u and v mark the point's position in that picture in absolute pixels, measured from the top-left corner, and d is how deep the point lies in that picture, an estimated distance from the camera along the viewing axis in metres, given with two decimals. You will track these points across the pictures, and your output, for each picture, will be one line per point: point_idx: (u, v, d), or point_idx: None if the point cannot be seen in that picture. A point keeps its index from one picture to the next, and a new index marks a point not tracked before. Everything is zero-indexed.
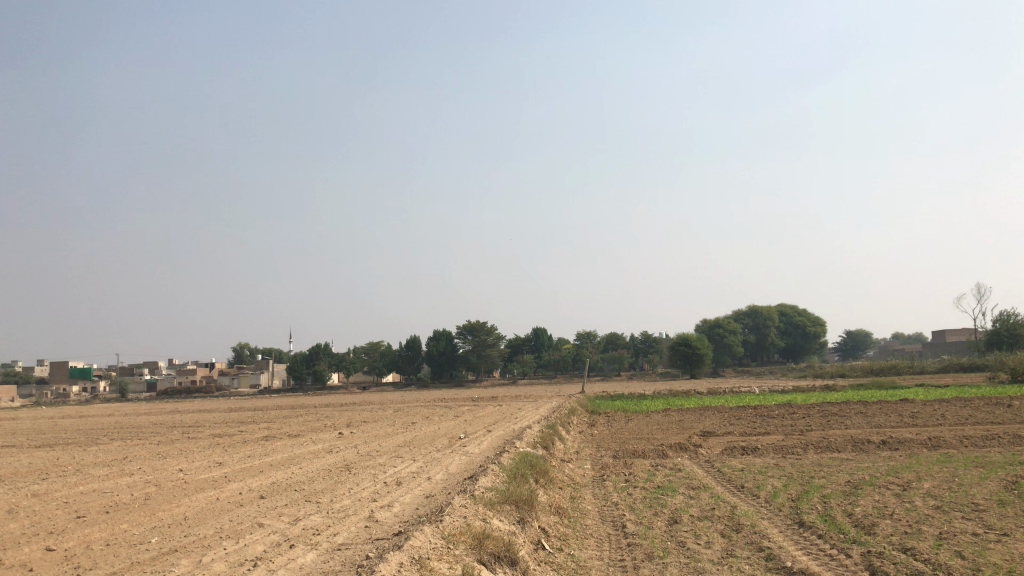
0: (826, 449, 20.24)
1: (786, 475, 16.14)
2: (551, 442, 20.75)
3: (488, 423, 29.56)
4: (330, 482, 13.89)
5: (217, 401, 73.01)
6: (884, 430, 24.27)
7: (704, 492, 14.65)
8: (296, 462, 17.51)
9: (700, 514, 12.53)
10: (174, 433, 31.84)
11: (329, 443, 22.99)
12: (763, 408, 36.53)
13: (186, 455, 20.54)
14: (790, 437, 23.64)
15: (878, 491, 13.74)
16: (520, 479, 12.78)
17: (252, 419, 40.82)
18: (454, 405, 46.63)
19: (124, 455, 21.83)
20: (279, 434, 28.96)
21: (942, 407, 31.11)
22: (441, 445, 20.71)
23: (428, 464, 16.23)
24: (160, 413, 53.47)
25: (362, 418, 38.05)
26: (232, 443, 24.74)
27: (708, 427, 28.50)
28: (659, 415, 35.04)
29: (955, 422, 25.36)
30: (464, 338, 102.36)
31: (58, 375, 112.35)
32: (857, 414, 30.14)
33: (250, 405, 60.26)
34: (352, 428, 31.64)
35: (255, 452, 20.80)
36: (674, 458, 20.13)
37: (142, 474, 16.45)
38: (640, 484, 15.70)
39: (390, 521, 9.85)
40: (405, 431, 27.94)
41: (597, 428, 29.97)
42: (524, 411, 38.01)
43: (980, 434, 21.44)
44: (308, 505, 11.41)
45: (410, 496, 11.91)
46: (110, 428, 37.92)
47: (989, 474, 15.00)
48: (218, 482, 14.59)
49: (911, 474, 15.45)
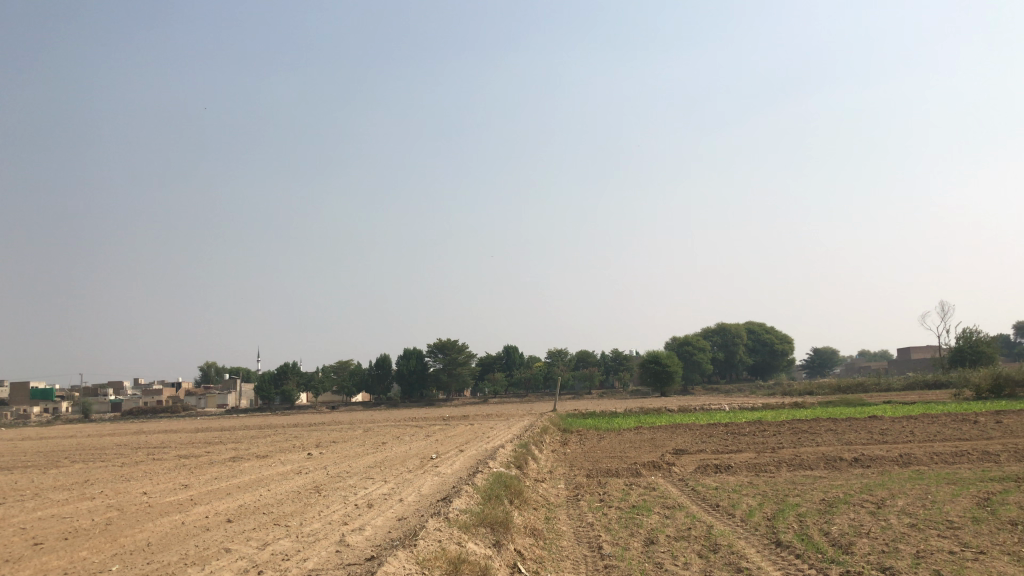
0: (798, 467, 20.26)
1: (760, 493, 16.05)
2: (524, 461, 20.58)
3: (459, 442, 29.33)
4: (300, 505, 13.58)
5: (183, 422, 71.78)
6: (854, 447, 24.33)
7: (680, 511, 14.53)
8: (264, 484, 17.14)
9: (675, 534, 12.39)
10: (140, 454, 31.22)
11: (297, 464, 22.61)
12: (733, 425, 36.61)
13: (151, 478, 20.04)
14: (763, 454, 23.68)
15: (853, 509, 13.69)
16: (494, 500, 12.57)
17: (219, 440, 40.15)
18: (425, 425, 46.24)
19: (86, 478, 21.23)
20: (247, 454, 28.50)
21: (910, 424, 31.41)
22: (413, 465, 20.43)
23: (399, 485, 15.96)
24: (124, 434, 52.43)
25: (331, 439, 37.58)
26: (199, 465, 24.22)
27: (680, 445, 28.50)
28: (630, 434, 34.99)
29: (923, 439, 25.57)
30: (435, 356, 101.90)
31: (19, 397, 109.79)
32: (826, 431, 30.38)
33: (217, 426, 59.34)
34: (321, 447, 31.23)
35: (222, 474, 20.38)
36: (647, 477, 20.01)
37: (105, 498, 16.00)
38: (615, 504, 15.56)
39: (362, 545, 9.60)
40: (376, 451, 27.63)
41: (569, 447, 29.81)
42: (495, 430, 37.75)
43: (950, 451, 21.53)
44: (277, 529, 11.13)
45: (382, 518, 11.65)
46: (72, 449, 37.11)
47: (961, 491, 15.03)
48: (184, 505, 14.21)
49: (884, 492, 15.46)
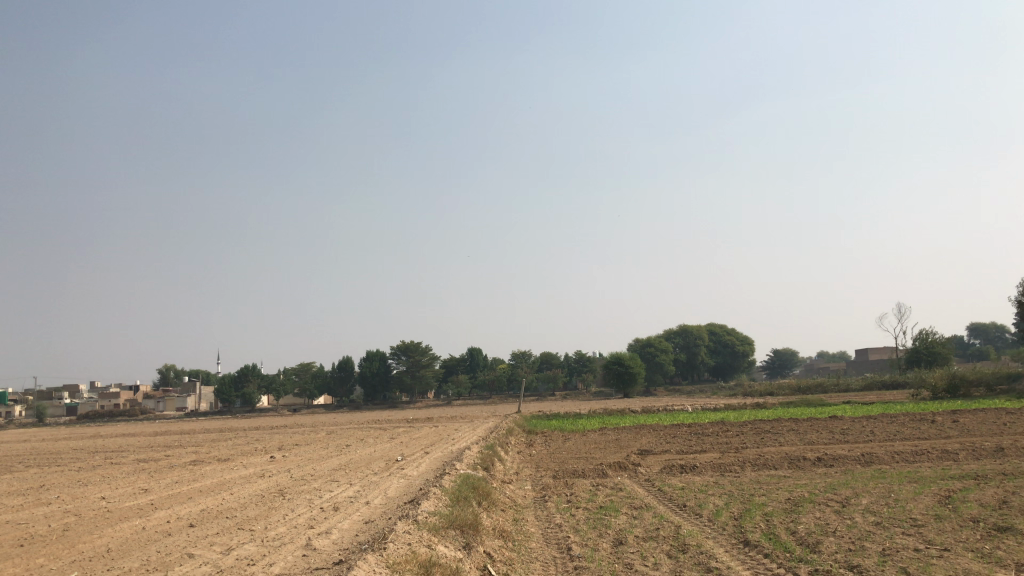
0: (763, 467, 20.42)
1: (726, 493, 16.14)
2: (490, 462, 20.52)
3: (424, 445, 29.16)
4: (263, 509, 13.35)
5: (140, 426, 70.47)
6: (816, 446, 24.66)
7: (647, 512, 14.52)
8: (227, 488, 16.85)
9: (644, 535, 12.37)
10: (96, 459, 30.52)
11: (259, 468, 22.26)
12: (696, 426, 36.88)
13: (108, 482, 19.61)
14: (728, 454, 23.87)
15: (819, 508, 13.81)
16: (462, 502, 12.47)
17: (178, 443, 39.40)
18: (389, 427, 45.91)
19: (40, 483, 20.69)
20: (207, 458, 27.98)
21: (870, 423, 31.84)
22: (378, 467, 20.24)
23: (365, 488, 15.78)
24: (80, 438, 51.30)
25: (294, 442, 37.12)
26: (158, 469, 23.73)
27: (645, 445, 28.55)
28: (595, 435, 35.07)
29: (883, 438, 25.89)
30: (398, 358, 101.10)
31: None
32: (788, 431, 30.65)
33: (176, 430, 58.39)
34: (284, 451, 30.87)
35: (183, 478, 19.97)
36: (614, 478, 20.00)
37: (62, 503, 15.59)
38: (582, 505, 15.55)
39: (329, 549, 9.42)
40: (340, 454, 27.30)
41: (535, 448, 29.81)
42: (460, 432, 37.65)
43: (910, 449, 21.89)
44: (241, 533, 10.91)
45: (349, 522, 11.48)
46: (25, 454, 36.27)
47: (923, 490, 15.22)
48: (144, 509, 13.89)
49: (849, 491, 15.61)
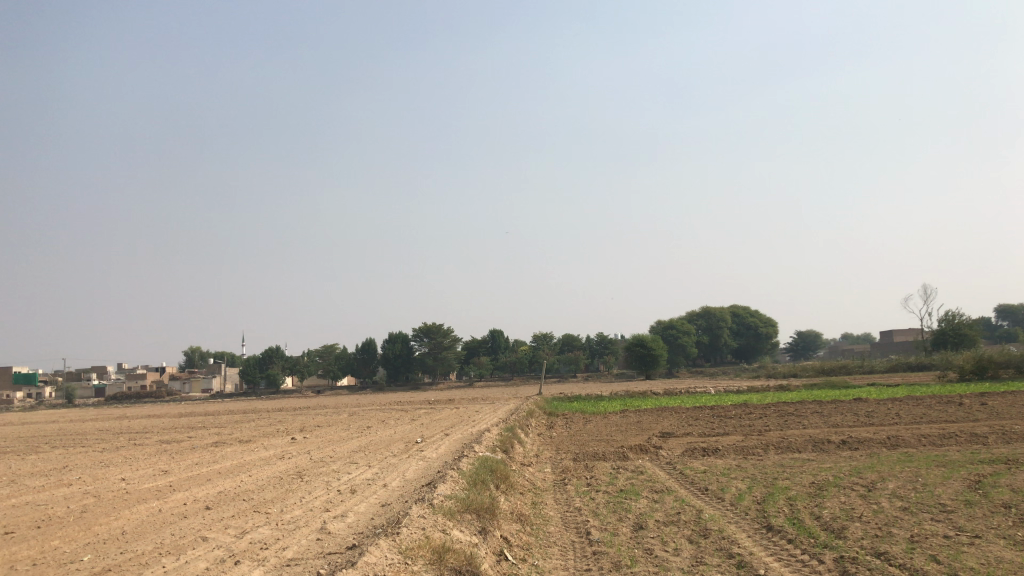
0: (786, 450, 20.13)
1: (750, 477, 15.89)
2: (510, 444, 20.38)
3: (445, 426, 29.06)
4: (281, 491, 13.30)
5: (164, 407, 71.12)
6: (841, 429, 24.35)
7: (668, 496, 14.30)
8: (246, 470, 16.87)
9: (665, 518, 12.17)
10: (119, 440, 30.78)
11: (279, 449, 22.29)
12: (718, 408, 36.58)
13: (130, 463, 19.70)
14: (749, 437, 23.58)
15: (843, 492, 13.53)
16: (480, 486, 12.29)
17: (202, 425, 39.69)
18: (411, 408, 46.03)
19: (63, 464, 20.85)
20: (229, 440, 28.12)
21: (895, 406, 31.37)
22: (397, 449, 20.19)
23: (383, 470, 15.70)
24: (107, 419, 51.89)
25: (315, 423, 37.25)
26: (180, 450, 23.83)
27: (666, 428, 28.25)
28: (618, 417, 34.89)
29: (909, 421, 25.42)
30: (420, 340, 101.38)
31: None
32: (812, 413, 30.28)
33: (200, 410, 58.93)
34: (306, 432, 30.92)
35: (203, 459, 20.01)
36: (635, 461, 19.76)
37: (81, 484, 15.66)
38: (603, 488, 15.34)
39: (344, 533, 9.28)
40: (361, 436, 27.29)
41: (555, 430, 29.62)
42: (481, 413, 37.57)
43: (938, 433, 21.44)
44: (256, 517, 10.79)
45: (366, 505, 11.36)
46: (51, 434, 36.69)
47: (952, 474, 14.89)
48: (162, 491, 13.88)
49: (875, 475, 15.33)
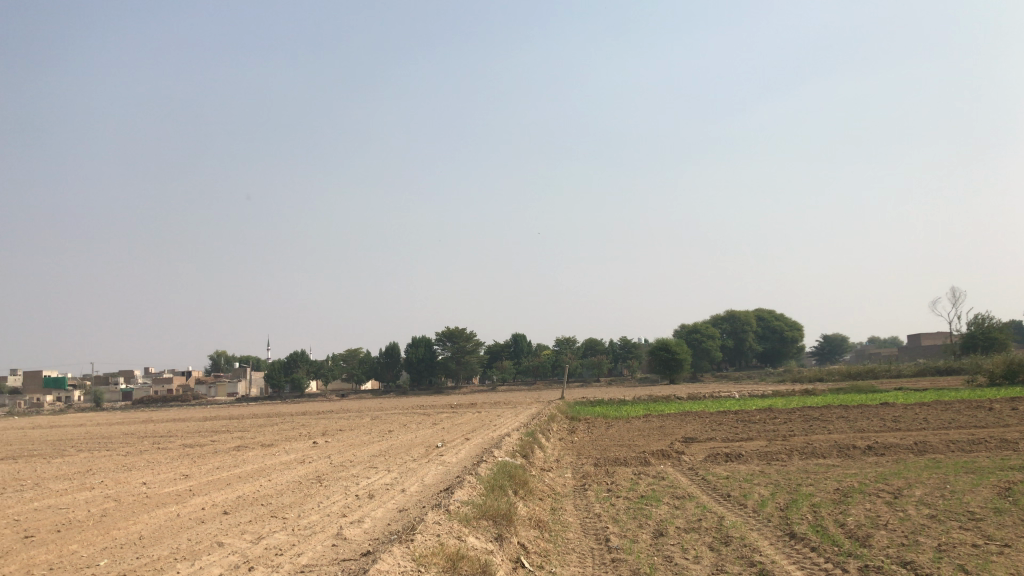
0: (811, 455, 19.84)
1: (773, 483, 15.65)
2: (530, 449, 20.26)
3: (466, 430, 28.94)
4: (299, 495, 13.31)
5: (190, 411, 71.67)
6: (867, 434, 24.00)
7: (690, 502, 14.15)
8: (265, 474, 16.86)
9: (685, 526, 11.98)
10: (146, 443, 30.99)
11: (301, 453, 22.27)
12: (744, 412, 36.19)
13: (153, 467, 19.83)
14: (774, 442, 23.33)
15: (868, 499, 13.29)
16: (498, 492, 12.17)
17: (226, 428, 39.87)
18: (433, 412, 46.08)
19: (88, 467, 21.00)
20: (254, 444, 28.18)
21: (923, 410, 30.90)
22: (417, 454, 20.12)
23: (403, 475, 15.63)
24: (133, 423, 52.33)
25: (338, 426, 37.30)
26: (203, 454, 23.99)
27: (690, 433, 27.95)
28: (640, 421, 34.69)
29: (937, 427, 24.91)
30: (444, 344, 101.51)
31: (32, 385, 110.50)
32: (839, 418, 29.86)
33: (225, 413, 59.27)
34: (328, 436, 30.95)
35: (225, 463, 20.08)
36: (657, 466, 19.55)
37: (104, 488, 15.74)
38: (623, 494, 15.20)
39: (360, 538, 9.24)
40: (382, 440, 27.27)
41: (577, 435, 29.54)
42: (502, 417, 37.52)
43: (967, 438, 21.04)
44: (273, 522, 10.75)
45: (383, 510, 11.33)
46: (77, 438, 37.07)
47: (981, 481, 14.55)
48: (181, 496, 13.89)
49: (901, 481, 15.04)
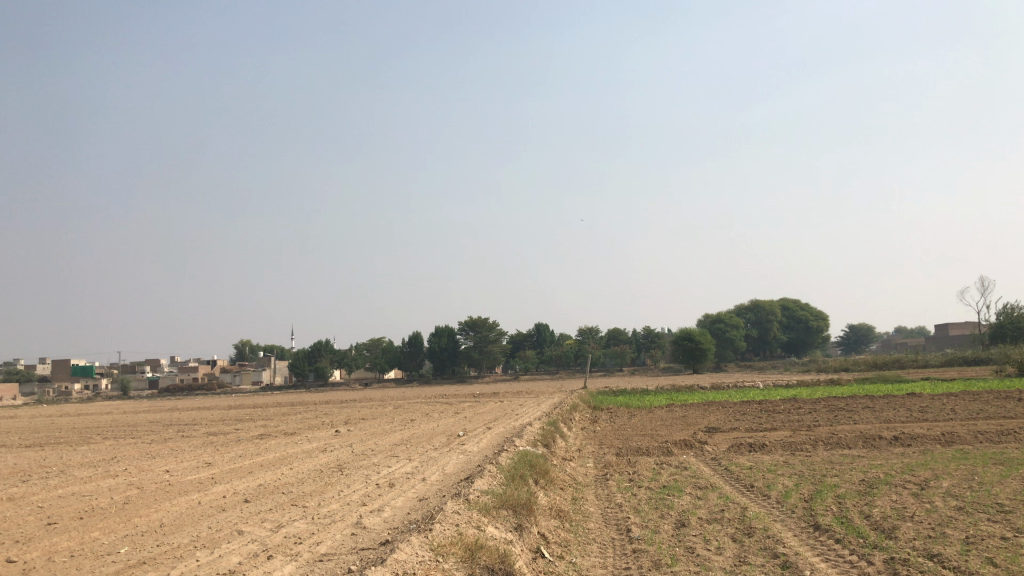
0: (835, 446, 19.62)
1: (797, 474, 15.49)
2: (552, 439, 20.15)
3: (488, 420, 28.90)
4: (319, 484, 13.29)
5: (214, 399, 72.20)
6: (893, 425, 23.68)
7: (712, 492, 14.01)
8: (288, 462, 16.91)
9: (708, 516, 11.85)
10: (170, 431, 31.24)
11: (322, 442, 22.33)
12: (768, 403, 35.84)
13: (176, 455, 19.94)
14: (798, 432, 23.07)
15: (895, 490, 13.07)
16: (518, 481, 12.11)
17: (250, 417, 40.05)
18: (456, 401, 46.04)
19: (112, 455, 21.14)
20: (275, 432, 28.32)
21: (949, 401, 30.44)
22: (439, 443, 20.12)
23: (424, 464, 15.60)
24: (159, 411, 52.88)
25: (360, 416, 37.36)
26: (226, 443, 24.09)
27: (712, 423, 27.78)
28: (663, 411, 34.53)
29: (964, 418, 24.55)
30: (466, 334, 101.72)
31: (60, 373, 111.86)
32: (864, 409, 29.52)
33: (249, 403, 59.53)
34: (350, 425, 31.11)
35: (247, 452, 20.15)
36: (679, 456, 19.45)
37: (127, 476, 15.83)
38: (644, 484, 15.10)
39: (379, 528, 9.18)
40: (404, 429, 27.28)
41: (599, 424, 29.47)
42: (525, 407, 37.51)
43: (995, 429, 20.72)
44: (293, 510, 10.78)
45: (403, 499, 11.29)
46: (104, 425, 37.50)
47: (1010, 473, 14.29)
48: (203, 484, 13.95)
49: (928, 473, 14.78)
